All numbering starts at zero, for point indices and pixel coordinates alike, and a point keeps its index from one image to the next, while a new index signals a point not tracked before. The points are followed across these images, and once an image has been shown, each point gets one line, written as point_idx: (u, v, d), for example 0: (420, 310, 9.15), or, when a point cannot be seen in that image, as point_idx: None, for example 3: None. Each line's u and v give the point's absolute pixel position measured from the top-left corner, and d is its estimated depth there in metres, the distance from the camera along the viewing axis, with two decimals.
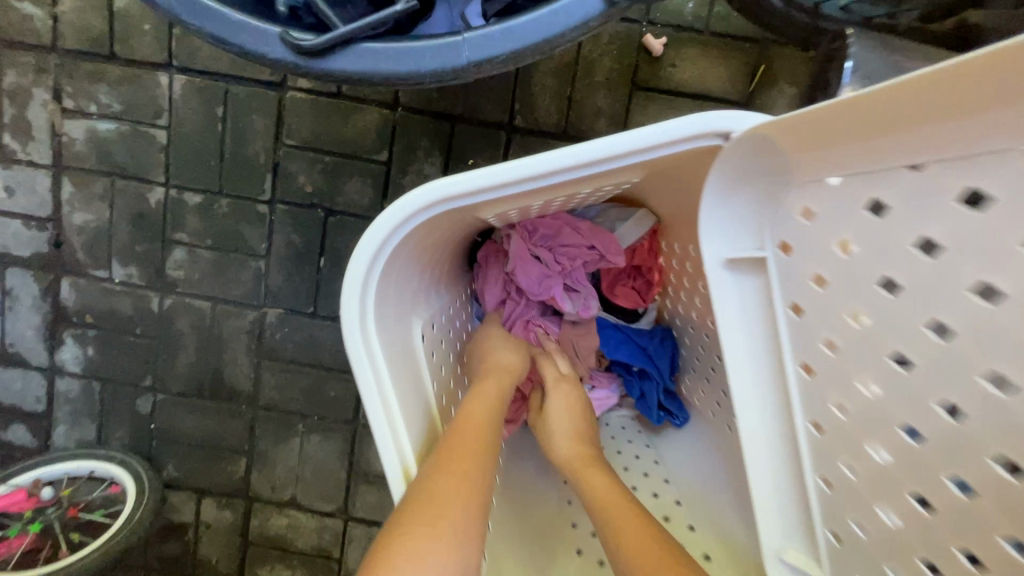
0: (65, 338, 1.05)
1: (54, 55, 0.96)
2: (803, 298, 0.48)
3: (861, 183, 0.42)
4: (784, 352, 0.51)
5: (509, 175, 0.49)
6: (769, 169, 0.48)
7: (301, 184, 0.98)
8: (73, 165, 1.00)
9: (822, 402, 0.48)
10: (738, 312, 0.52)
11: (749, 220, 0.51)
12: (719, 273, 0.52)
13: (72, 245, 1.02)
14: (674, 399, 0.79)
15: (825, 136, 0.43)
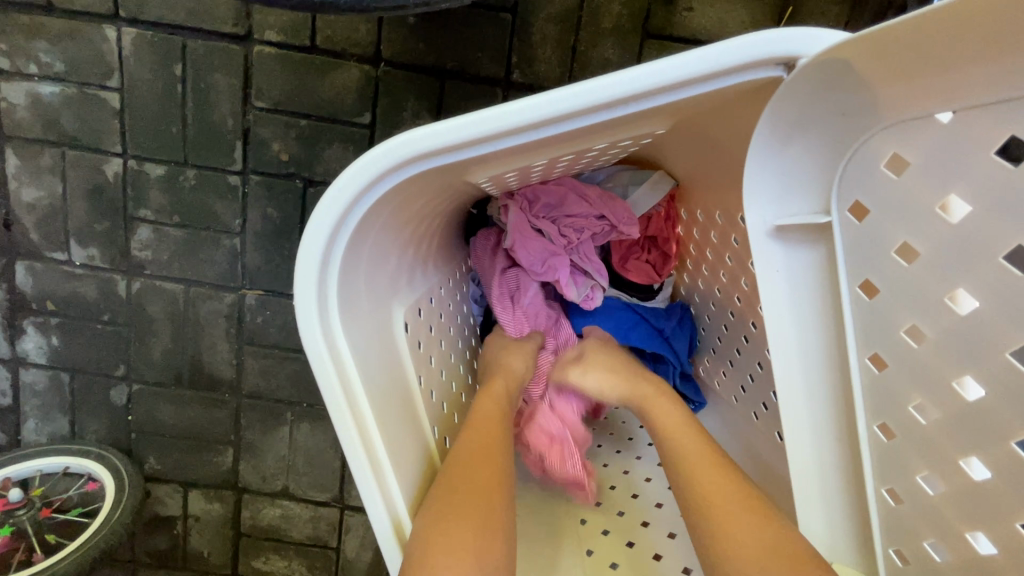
0: (26, 327, 0.97)
1: None
2: (881, 273, 0.42)
3: (994, 118, 0.34)
4: (849, 340, 0.45)
5: (520, 118, 0.40)
6: (839, 113, 0.40)
7: (276, 152, 0.88)
8: (17, 134, 0.89)
9: (896, 401, 0.43)
10: (790, 291, 0.46)
11: (808, 180, 0.44)
12: (766, 245, 0.45)
13: (24, 225, 0.93)
14: (689, 382, 0.73)
15: (937, 61, 0.34)
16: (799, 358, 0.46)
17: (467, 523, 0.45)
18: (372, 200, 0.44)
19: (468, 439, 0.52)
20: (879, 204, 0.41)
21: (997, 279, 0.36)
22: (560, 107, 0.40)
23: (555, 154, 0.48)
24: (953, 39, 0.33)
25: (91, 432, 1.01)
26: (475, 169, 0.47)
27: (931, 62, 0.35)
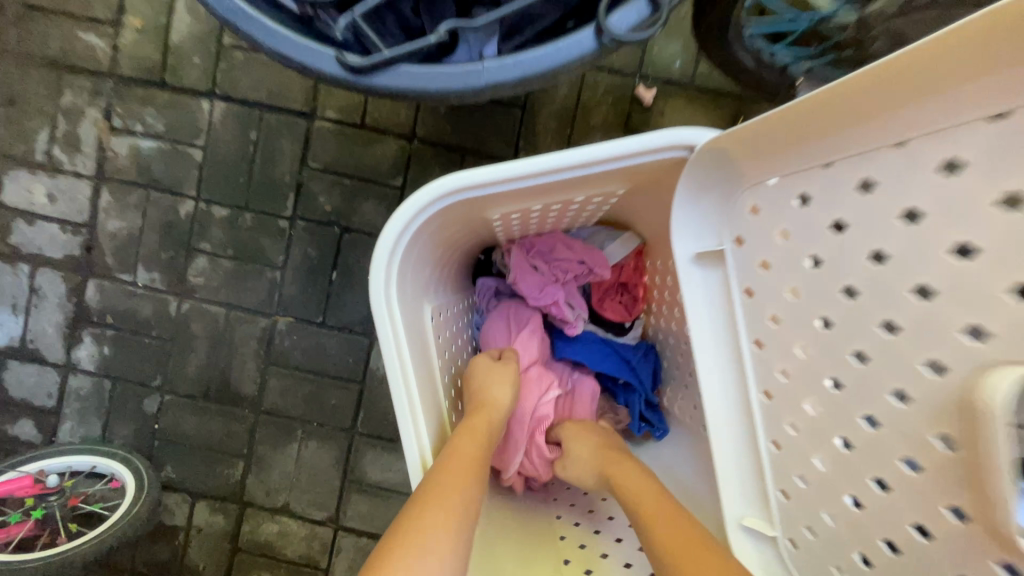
0: (84, 336, 1.11)
1: (110, 80, 1.07)
2: (752, 281, 0.56)
3: (794, 181, 0.50)
4: (741, 333, 0.58)
5: (533, 168, 0.57)
6: (723, 178, 0.57)
7: (322, 204, 1.07)
8: (114, 176, 1.09)
9: (769, 370, 0.56)
10: (703, 295, 0.61)
11: (713, 224, 0.59)
12: (687, 267, 0.61)
13: (102, 250, 1.10)
14: (655, 411, 0.85)
15: (763, 147, 0.51)
16: (711, 347, 0.61)
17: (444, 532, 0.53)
18: (425, 217, 0.59)
19: (455, 451, 0.61)
20: (746, 232, 0.55)
21: (801, 272, 0.51)
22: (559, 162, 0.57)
23: (549, 201, 0.64)
24: (772, 132, 0.50)
25: (120, 437, 1.12)
26: (488, 205, 0.63)
27: (762, 142, 0.51)
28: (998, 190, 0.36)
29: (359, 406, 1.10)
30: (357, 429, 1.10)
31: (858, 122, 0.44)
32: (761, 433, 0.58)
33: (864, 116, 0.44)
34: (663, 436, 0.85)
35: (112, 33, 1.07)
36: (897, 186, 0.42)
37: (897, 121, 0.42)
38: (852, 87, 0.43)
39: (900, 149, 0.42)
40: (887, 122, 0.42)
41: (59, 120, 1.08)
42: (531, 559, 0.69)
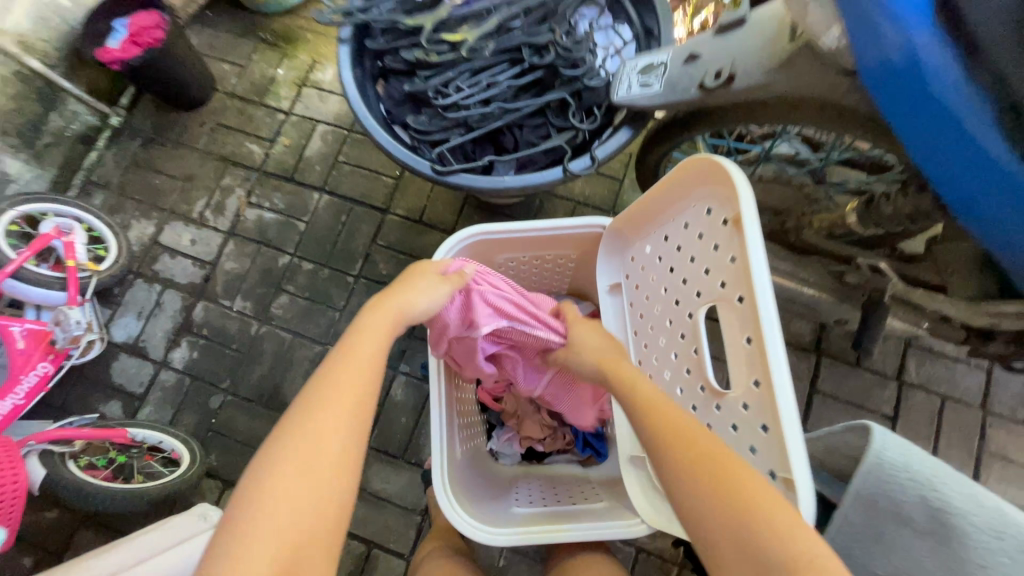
0: (182, 342, 1.47)
1: (257, 172, 1.60)
2: (636, 300, 0.83)
3: (651, 240, 0.80)
4: (633, 337, 0.84)
5: (529, 230, 0.90)
6: (618, 243, 0.86)
7: (380, 269, 1.50)
8: (240, 233, 1.55)
9: (647, 357, 0.80)
10: (612, 316, 0.87)
11: (615, 268, 0.87)
12: (604, 298, 0.87)
13: (215, 282, 1.52)
14: (599, 438, 1.16)
15: (634, 220, 0.81)
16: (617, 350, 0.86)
17: (326, 433, 0.62)
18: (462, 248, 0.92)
19: (343, 363, 0.68)
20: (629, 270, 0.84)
21: (654, 289, 0.78)
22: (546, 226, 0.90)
23: (534, 255, 0.98)
24: (634, 213, 0.80)
25: (183, 424, 1.41)
26: (497, 252, 0.97)
27: (631, 218, 0.81)
28: (727, 256, 0.64)
29: (375, 424, 1.39)
30: (370, 443, 1.38)
31: (669, 203, 0.75)
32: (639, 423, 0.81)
33: (670, 200, 0.74)
34: (605, 458, 1.14)
35: (267, 145, 1.61)
36: (685, 237, 0.72)
37: (683, 201, 0.72)
38: (658, 188, 0.74)
39: (686, 216, 0.72)
40: (681, 202, 0.73)
41: (216, 193, 1.59)
42: (476, 497, 0.86)
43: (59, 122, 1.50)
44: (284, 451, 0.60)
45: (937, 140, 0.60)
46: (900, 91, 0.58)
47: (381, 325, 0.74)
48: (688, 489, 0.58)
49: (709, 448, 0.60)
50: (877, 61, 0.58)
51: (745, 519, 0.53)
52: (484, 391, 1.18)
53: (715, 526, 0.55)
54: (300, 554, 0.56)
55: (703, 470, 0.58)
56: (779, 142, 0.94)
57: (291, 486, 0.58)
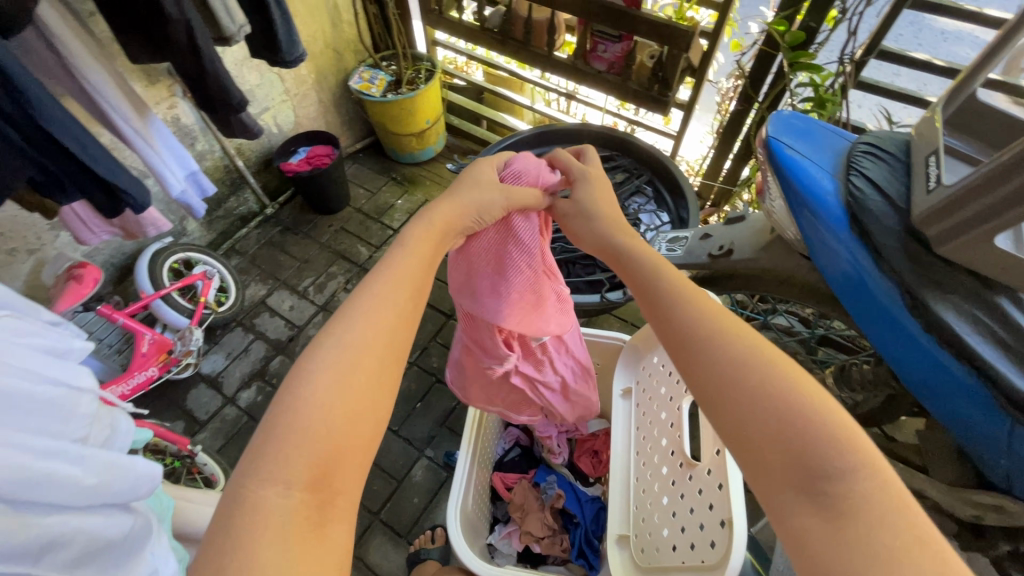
0: (253, 386, 1.71)
1: (359, 268, 1.98)
2: (642, 401, 1.00)
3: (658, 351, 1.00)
4: (635, 431, 0.99)
5: None
6: (635, 355, 1.06)
7: (433, 362, 1.73)
8: (330, 310, 1.88)
9: (645, 447, 0.94)
10: (622, 414, 1.03)
11: (629, 374, 1.06)
12: (617, 399, 1.05)
13: (297, 343, 1.80)
14: (594, 551, 1.18)
15: (647, 335, 1.02)
16: (621, 443, 1.00)
17: (376, 334, 0.57)
18: None
19: (396, 274, 0.64)
20: (640, 376, 1.02)
21: (655, 391, 0.95)
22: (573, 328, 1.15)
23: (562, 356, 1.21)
24: (648, 330, 1.01)
25: (227, 457, 1.58)
26: None
27: (645, 334, 1.03)
28: None
29: (390, 498, 1.49)
30: (379, 516, 1.46)
31: None
32: (626, 509, 0.92)
33: None
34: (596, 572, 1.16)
35: (373, 250, 2.03)
36: None
37: None
38: None
39: None
40: None
41: (322, 276, 1.97)
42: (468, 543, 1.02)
43: (234, 203, 1.99)
44: (330, 344, 0.55)
45: (874, 317, 0.80)
46: (846, 287, 0.82)
47: (429, 243, 0.70)
48: (733, 381, 0.51)
49: (751, 351, 0.53)
50: (826, 261, 0.83)
51: (790, 423, 0.47)
52: (499, 479, 1.30)
53: (759, 409, 0.49)
54: (345, 443, 0.51)
55: (748, 371, 0.51)
56: (777, 314, 1.25)
57: (338, 377, 0.53)
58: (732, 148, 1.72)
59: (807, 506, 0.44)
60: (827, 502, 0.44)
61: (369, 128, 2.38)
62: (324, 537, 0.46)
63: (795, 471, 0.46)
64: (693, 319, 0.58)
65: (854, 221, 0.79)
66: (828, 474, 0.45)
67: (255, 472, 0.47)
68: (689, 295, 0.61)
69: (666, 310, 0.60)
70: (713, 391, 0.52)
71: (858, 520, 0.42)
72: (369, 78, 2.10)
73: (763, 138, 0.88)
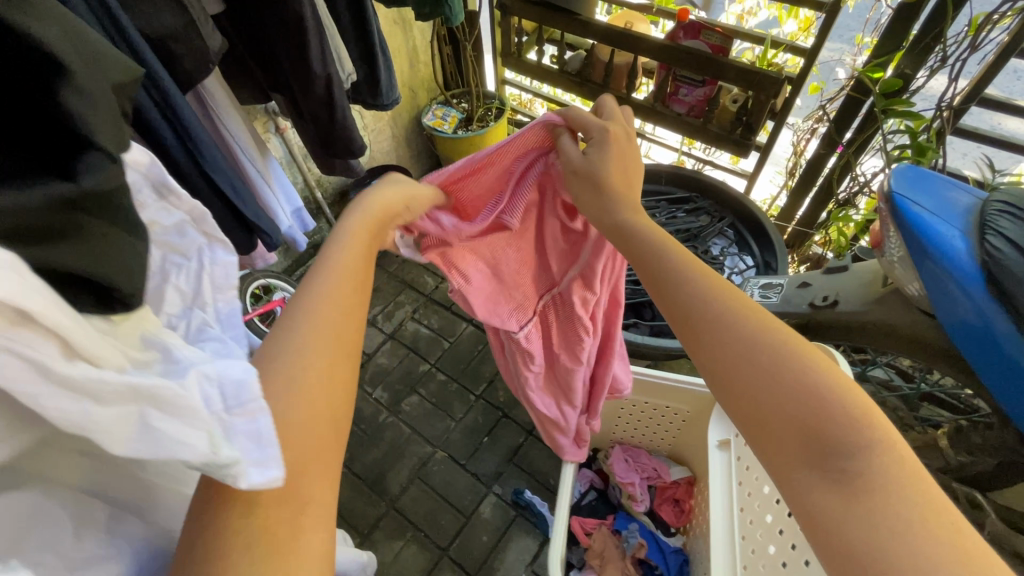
0: None
1: (425, 297, 2.01)
2: (743, 453, 0.97)
3: None
4: (735, 484, 0.96)
5: (649, 374, 1.17)
6: None
7: (500, 396, 1.73)
8: (398, 338, 1.90)
9: (748, 502, 0.92)
10: (719, 465, 1.00)
11: (725, 424, 1.03)
12: (713, 448, 1.02)
13: (365, 370, 1.82)
14: None
15: None
16: (719, 496, 0.97)
17: (330, 324, 0.55)
18: None
19: (343, 266, 0.62)
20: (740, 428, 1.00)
21: None
22: (661, 374, 1.16)
23: (650, 397, 1.22)
24: None
25: None
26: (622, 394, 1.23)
27: None
28: None
29: (459, 534, 1.48)
30: (448, 552, 1.45)
31: None
32: (732, 550, 0.90)
33: None
34: None
35: (439, 280, 2.06)
36: None
37: None
38: None
39: None
40: None
41: (389, 304, 2.01)
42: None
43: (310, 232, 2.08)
44: (283, 334, 0.53)
45: (998, 368, 0.79)
46: (970, 339, 0.80)
47: (364, 234, 0.69)
48: (747, 368, 0.53)
49: (771, 335, 0.53)
50: (951, 316, 0.81)
51: (808, 406, 0.49)
52: (578, 523, 1.27)
53: (765, 396, 0.51)
54: (311, 440, 0.48)
55: (760, 349, 0.53)
56: (875, 366, 1.20)
57: (300, 364, 0.51)
58: (808, 192, 1.69)
59: (830, 490, 0.46)
60: (842, 478, 0.46)
61: (435, 161, 2.45)
62: (294, 550, 0.42)
63: (808, 450, 0.49)
64: (696, 295, 0.59)
65: (991, 280, 0.76)
66: (844, 452, 0.47)
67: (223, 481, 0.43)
68: (699, 276, 0.60)
69: (669, 283, 0.61)
70: (733, 373, 0.54)
71: (878, 494, 0.45)
72: (441, 116, 2.19)
73: (885, 192, 0.86)
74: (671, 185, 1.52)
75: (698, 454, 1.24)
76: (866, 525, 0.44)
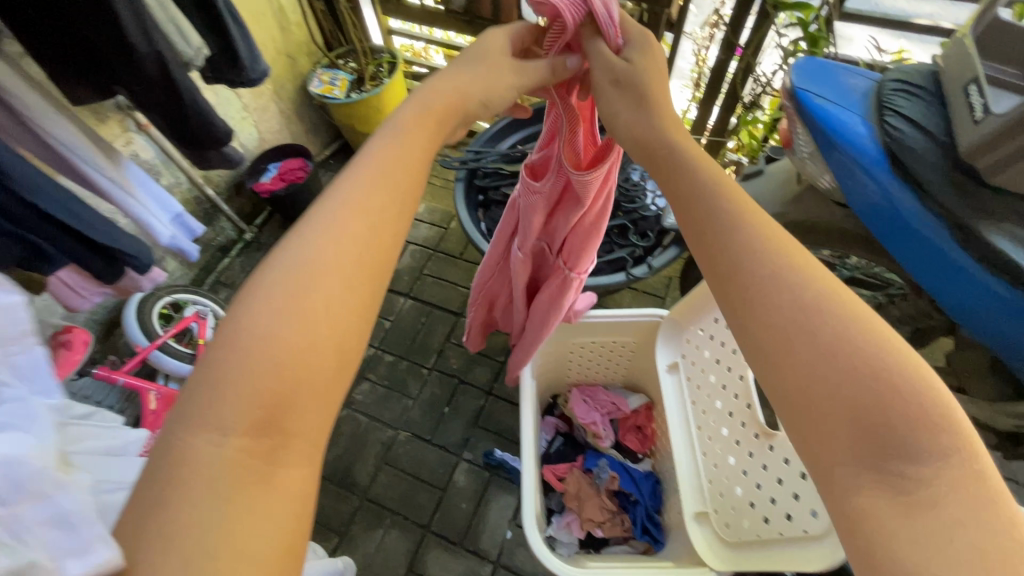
0: None
1: None
2: (694, 375, 0.98)
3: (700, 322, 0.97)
4: (688, 407, 0.98)
5: (592, 317, 1.15)
6: (675, 329, 1.04)
7: (452, 363, 1.69)
8: None
9: (704, 420, 0.93)
10: (672, 390, 1.01)
11: (670, 348, 1.04)
12: (664, 376, 1.03)
13: None
14: (656, 525, 1.19)
15: (693, 311, 0.99)
16: (676, 420, 0.98)
17: (331, 302, 0.45)
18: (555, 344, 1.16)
19: (375, 173, 0.53)
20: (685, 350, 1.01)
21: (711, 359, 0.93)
22: (603, 314, 1.15)
23: (597, 336, 1.21)
24: (691, 301, 0.98)
25: None
26: (569, 338, 1.21)
27: (689, 307, 0.99)
28: None
29: (438, 507, 1.47)
30: (431, 528, 1.44)
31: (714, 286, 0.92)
32: (695, 466, 0.93)
33: None
34: (662, 549, 1.16)
35: None
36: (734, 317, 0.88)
37: None
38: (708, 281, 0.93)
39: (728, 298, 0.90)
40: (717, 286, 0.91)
41: None
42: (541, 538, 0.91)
43: (210, 234, 1.89)
44: (279, 268, 0.46)
45: (906, 243, 0.81)
46: (880, 220, 0.82)
47: (415, 166, 0.56)
48: (802, 346, 0.43)
49: (842, 312, 0.43)
50: (860, 202, 0.82)
51: (868, 390, 0.40)
52: (550, 471, 1.28)
53: (828, 376, 0.41)
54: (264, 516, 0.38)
55: (824, 325, 0.43)
56: None
57: (307, 280, 0.45)
58: (716, 100, 1.69)
59: (878, 487, 0.38)
60: (901, 484, 0.38)
61: (335, 132, 2.26)
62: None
63: (865, 445, 0.39)
64: (761, 252, 0.47)
65: (894, 160, 0.78)
66: (904, 454, 0.38)
67: (186, 420, 0.40)
68: (771, 234, 0.48)
69: (725, 240, 0.49)
70: (783, 338, 0.43)
71: (938, 506, 0.37)
72: (329, 80, 1.99)
73: (788, 89, 0.85)
74: None
75: (651, 380, 1.27)
76: (912, 530, 0.36)
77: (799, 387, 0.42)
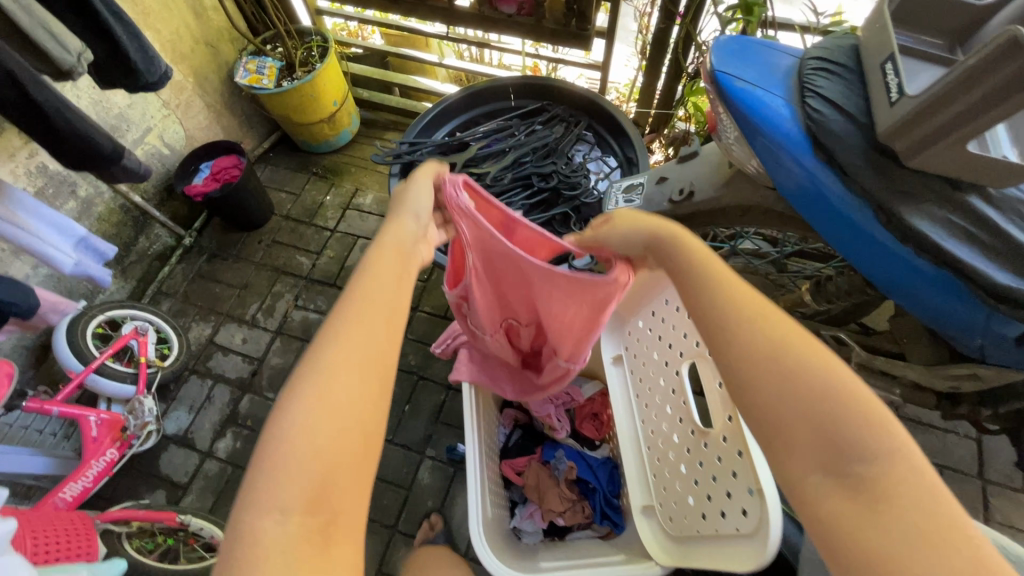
0: (228, 433, 1.59)
1: (304, 280, 1.84)
2: (636, 366, 0.97)
3: (640, 314, 0.96)
4: (632, 399, 0.98)
5: None
6: (620, 320, 1.02)
7: (410, 360, 1.67)
8: (287, 332, 1.75)
9: (648, 411, 0.93)
10: (618, 382, 1.01)
11: (615, 340, 1.03)
12: (609, 367, 1.02)
13: (262, 376, 1.67)
14: (615, 510, 1.20)
15: (632, 302, 0.97)
16: (623, 413, 0.98)
17: (360, 385, 0.50)
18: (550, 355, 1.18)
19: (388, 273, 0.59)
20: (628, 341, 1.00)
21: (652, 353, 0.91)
22: None
23: None
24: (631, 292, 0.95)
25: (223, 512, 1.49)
26: None
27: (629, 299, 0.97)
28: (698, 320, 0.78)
29: (404, 506, 1.46)
30: (397, 528, 1.44)
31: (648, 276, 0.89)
32: (641, 457, 0.93)
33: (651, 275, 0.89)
34: (622, 532, 1.17)
35: (315, 257, 1.88)
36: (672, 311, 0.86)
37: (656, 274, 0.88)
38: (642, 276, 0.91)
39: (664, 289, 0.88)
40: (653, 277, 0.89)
41: (267, 299, 1.81)
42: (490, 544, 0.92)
43: (144, 243, 1.78)
44: (315, 365, 0.50)
45: (832, 225, 0.80)
46: (806, 203, 0.80)
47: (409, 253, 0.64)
48: (771, 386, 0.50)
49: (805, 354, 0.50)
50: (789, 185, 0.81)
51: (821, 408, 0.48)
52: (508, 467, 1.28)
53: (788, 410, 0.49)
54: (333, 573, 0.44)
55: (790, 364, 0.50)
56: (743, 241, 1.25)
57: (347, 381, 0.50)
58: (661, 69, 1.64)
59: (838, 491, 0.46)
60: (860, 486, 0.45)
61: (271, 123, 2.14)
62: None
63: (823, 457, 0.47)
64: (725, 309, 0.55)
65: (816, 144, 0.76)
66: (858, 459, 0.46)
67: (252, 503, 0.45)
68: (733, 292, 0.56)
69: (701, 302, 0.58)
70: (753, 379, 0.51)
71: (894, 502, 0.44)
72: (256, 69, 1.85)
73: (709, 71, 0.82)
74: (521, 98, 1.42)
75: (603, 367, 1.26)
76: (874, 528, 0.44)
77: (773, 420, 0.50)
